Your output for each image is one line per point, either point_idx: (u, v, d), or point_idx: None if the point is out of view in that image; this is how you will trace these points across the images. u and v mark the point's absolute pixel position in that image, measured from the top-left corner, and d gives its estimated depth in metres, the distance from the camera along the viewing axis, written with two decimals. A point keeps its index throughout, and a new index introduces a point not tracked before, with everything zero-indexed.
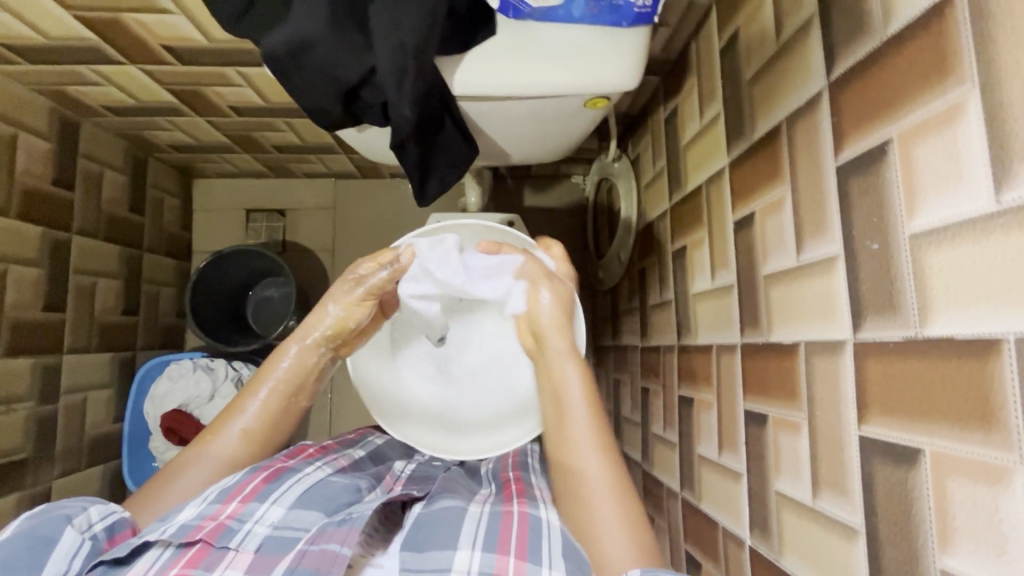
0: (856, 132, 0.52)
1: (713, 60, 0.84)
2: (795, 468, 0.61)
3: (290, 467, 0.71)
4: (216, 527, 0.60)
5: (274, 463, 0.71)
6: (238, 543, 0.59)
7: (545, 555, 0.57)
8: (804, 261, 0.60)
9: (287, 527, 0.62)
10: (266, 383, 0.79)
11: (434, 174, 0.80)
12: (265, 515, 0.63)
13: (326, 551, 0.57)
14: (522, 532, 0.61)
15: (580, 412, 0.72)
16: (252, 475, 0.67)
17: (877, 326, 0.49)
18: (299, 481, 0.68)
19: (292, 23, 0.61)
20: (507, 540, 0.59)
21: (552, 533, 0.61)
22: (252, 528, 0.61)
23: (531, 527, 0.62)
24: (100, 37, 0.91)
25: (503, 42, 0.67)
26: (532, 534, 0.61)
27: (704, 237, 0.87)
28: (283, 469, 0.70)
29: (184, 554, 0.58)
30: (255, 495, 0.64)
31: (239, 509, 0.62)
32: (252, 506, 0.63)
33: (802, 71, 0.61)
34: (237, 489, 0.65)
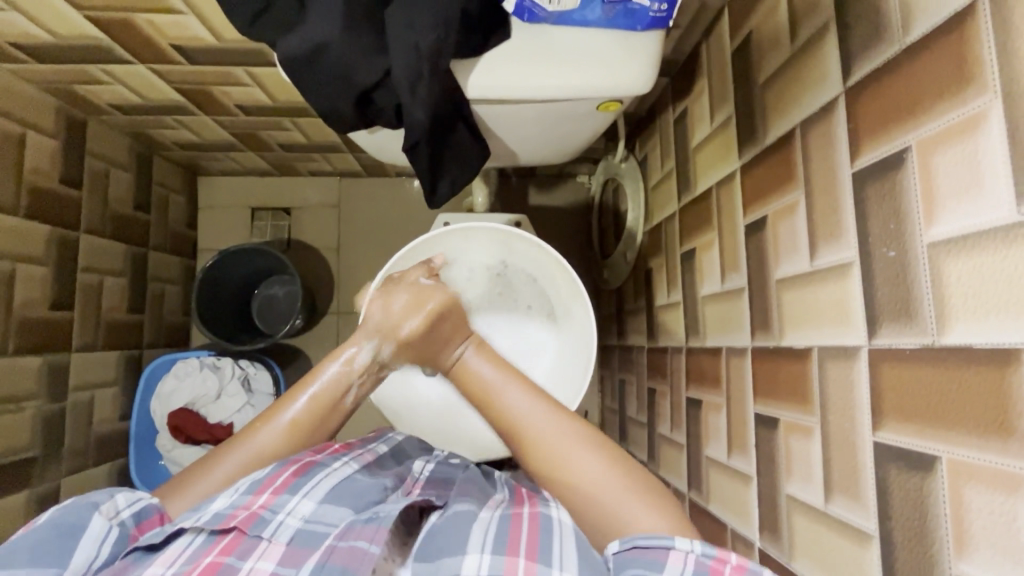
0: (873, 139, 0.52)
1: (725, 62, 0.84)
2: (806, 472, 0.61)
3: (319, 462, 0.71)
4: (249, 516, 0.59)
5: (304, 456, 0.70)
6: (271, 534, 0.58)
7: (555, 558, 0.54)
8: (818, 266, 0.60)
9: (317, 521, 0.62)
10: (311, 387, 0.73)
11: (445, 176, 0.79)
12: (296, 508, 0.62)
13: (355, 549, 0.56)
14: (532, 531, 0.58)
15: (533, 413, 0.67)
16: (284, 467, 0.67)
17: (893, 333, 0.49)
18: (328, 477, 0.68)
19: (308, 26, 0.61)
20: (516, 541, 0.56)
21: (562, 533, 0.59)
22: (284, 519, 0.60)
23: (542, 526, 0.60)
24: (109, 37, 0.91)
25: (518, 45, 0.67)
26: (543, 533, 0.58)
27: (714, 240, 0.87)
28: (313, 463, 0.69)
29: (217, 541, 0.57)
30: (288, 487, 0.64)
31: (271, 500, 0.62)
32: (284, 498, 0.62)
33: (818, 76, 0.61)
34: (269, 480, 0.64)
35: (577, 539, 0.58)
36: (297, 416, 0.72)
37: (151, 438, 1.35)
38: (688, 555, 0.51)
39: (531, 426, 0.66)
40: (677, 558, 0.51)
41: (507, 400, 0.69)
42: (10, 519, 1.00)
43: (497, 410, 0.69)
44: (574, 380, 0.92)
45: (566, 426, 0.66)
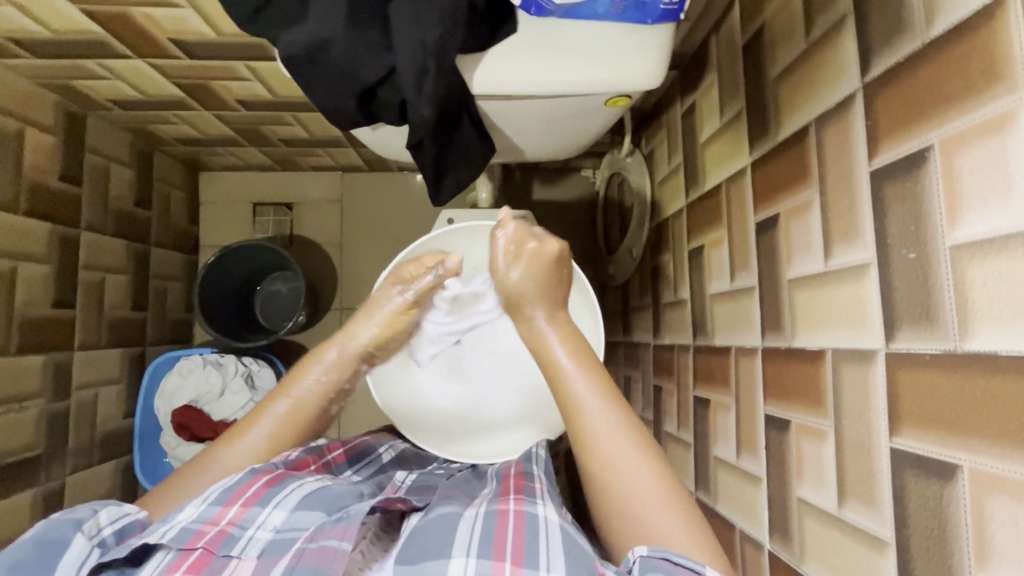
0: (891, 138, 0.50)
1: (735, 55, 0.82)
2: (819, 476, 0.61)
3: (292, 472, 0.71)
4: (216, 534, 0.59)
5: (276, 467, 0.70)
6: (240, 551, 0.58)
7: (541, 560, 0.55)
8: (833, 267, 0.59)
9: (288, 529, 0.62)
10: (290, 393, 0.75)
11: (449, 174, 0.78)
12: (267, 520, 0.62)
13: (325, 548, 0.56)
14: (516, 531, 0.59)
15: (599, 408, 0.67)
16: (253, 477, 0.67)
17: (912, 337, 0.48)
18: (300, 486, 0.68)
19: (309, 21, 0.59)
20: (502, 545, 0.57)
21: (549, 531, 0.59)
22: (254, 534, 0.60)
23: (528, 525, 0.60)
24: (107, 31, 0.89)
25: (524, 40, 0.66)
26: (528, 535, 0.59)
27: (723, 237, 0.86)
28: (285, 474, 0.69)
29: (184, 559, 0.57)
30: (257, 500, 0.64)
31: (240, 514, 0.62)
32: (254, 512, 0.63)
33: (834, 71, 0.59)
34: (238, 493, 0.64)
35: (561, 539, 0.58)
36: (277, 425, 0.74)
37: (156, 435, 1.35)
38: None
39: (593, 419, 0.66)
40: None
41: (575, 386, 0.68)
42: (16, 518, 1.00)
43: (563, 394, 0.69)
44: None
45: (627, 428, 0.65)
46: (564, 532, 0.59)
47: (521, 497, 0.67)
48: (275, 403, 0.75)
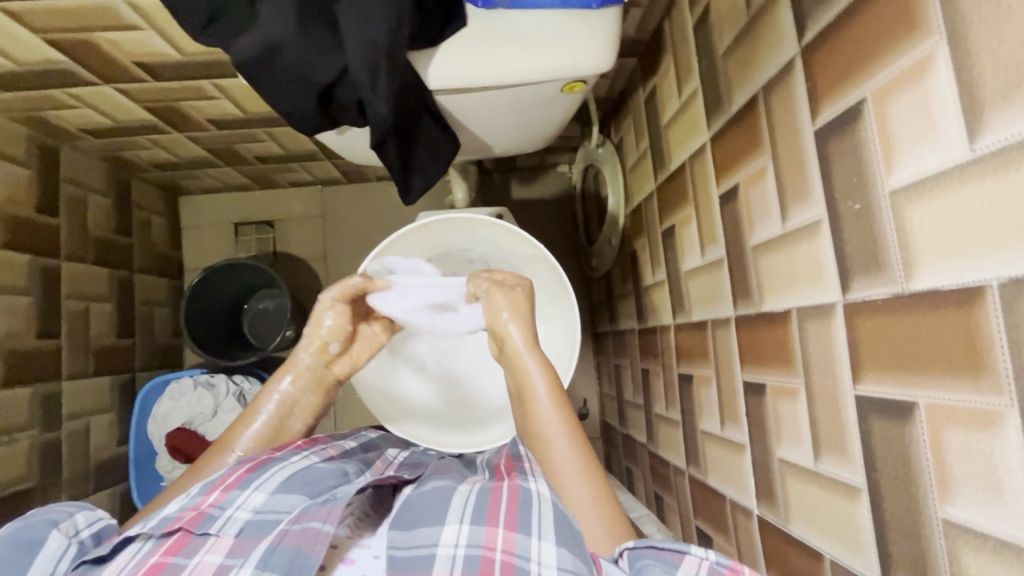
0: (829, 96, 0.52)
1: (687, 35, 0.83)
2: (796, 434, 0.61)
3: (276, 458, 0.71)
4: (195, 516, 0.60)
5: (260, 456, 0.71)
6: (218, 529, 0.59)
7: (535, 526, 0.59)
8: (790, 227, 0.60)
9: (268, 511, 0.62)
10: (266, 409, 0.79)
11: (416, 169, 0.79)
12: (247, 501, 0.63)
13: (308, 529, 0.57)
14: (511, 504, 0.63)
15: (545, 404, 0.73)
16: (235, 467, 0.67)
17: (865, 286, 0.49)
18: (283, 468, 0.68)
19: (260, 28, 0.61)
20: (495, 512, 0.62)
21: (541, 503, 0.62)
22: (233, 514, 0.61)
23: (520, 498, 0.63)
24: (71, 59, 0.90)
25: (475, 32, 0.67)
26: (521, 507, 0.62)
27: (691, 214, 0.87)
28: (268, 460, 0.70)
29: (164, 543, 0.58)
30: (238, 484, 0.64)
31: (220, 497, 0.62)
32: (234, 494, 0.63)
33: (775, 38, 0.61)
34: (220, 481, 0.65)
35: (555, 508, 0.61)
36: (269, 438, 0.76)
37: (152, 460, 1.34)
38: (702, 561, 0.57)
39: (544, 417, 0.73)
40: (692, 563, 0.57)
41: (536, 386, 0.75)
42: None
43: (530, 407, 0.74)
44: (563, 362, 0.93)
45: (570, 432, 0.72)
46: (554, 505, 0.62)
47: (515, 474, 0.69)
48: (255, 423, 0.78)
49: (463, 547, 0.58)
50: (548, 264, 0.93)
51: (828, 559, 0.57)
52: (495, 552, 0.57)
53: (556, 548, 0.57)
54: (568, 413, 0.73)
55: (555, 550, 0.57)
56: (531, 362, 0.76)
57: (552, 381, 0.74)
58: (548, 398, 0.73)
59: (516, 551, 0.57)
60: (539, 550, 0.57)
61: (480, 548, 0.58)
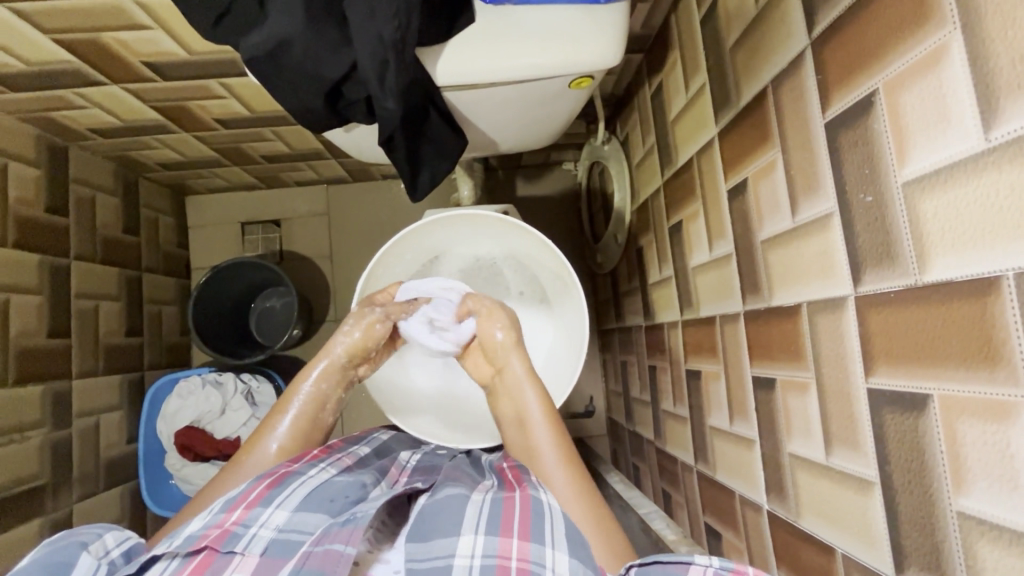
0: (840, 88, 0.52)
1: (694, 31, 0.83)
2: (806, 427, 0.61)
3: (295, 472, 0.70)
4: (221, 534, 0.60)
5: (278, 469, 0.70)
6: (243, 548, 0.59)
7: (548, 536, 0.60)
8: (800, 221, 0.60)
9: (292, 530, 0.63)
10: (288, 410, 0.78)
11: (425, 166, 0.79)
12: (269, 519, 0.63)
13: (330, 552, 0.57)
14: (524, 514, 0.63)
15: (537, 420, 0.76)
16: (255, 483, 0.67)
17: (877, 278, 0.49)
18: (304, 484, 0.68)
19: (268, 25, 0.61)
20: (509, 524, 0.62)
21: (554, 514, 0.63)
22: (257, 532, 0.61)
23: (533, 509, 0.64)
24: (80, 59, 0.91)
25: (482, 28, 0.67)
26: (534, 518, 0.62)
27: (699, 209, 0.87)
28: (288, 474, 0.69)
29: (190, 562, 0.58)
30: (260, 501, 0.64)
31: (243, 515, 0.62)
32: (257, 511, 0.63)
33: (783, 32, 0.61)
34: (242, 497, 0.64)
35: (566, 521, 0.62)
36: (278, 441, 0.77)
37: (161, 458, 1.35)
38: (706, 569, 0.57)
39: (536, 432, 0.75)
40: (698, 572, 0.57)
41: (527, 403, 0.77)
42: (24, 549, 1.01)
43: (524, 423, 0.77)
44: (570, 359, 0.92)
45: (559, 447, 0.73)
46: (568, 515, 0.63)
47: (527, 483, 0.70)
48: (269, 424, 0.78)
49: (479, 557, 0.59)
50: (556, 263, 0.93)
51: (839, 553, 0.57)
52: (511, 560, 0.58)
53: (569, 559, 0.58)
54: (559, 429, 0.75)
55: (568, 560, 0.58)
56: (523, 378, 0.79)
57: (544, 398, 0.77)
58: (539, 410, 0.76)
59: (531, 562, 0.58)
60: (553, 559, 0.58)
61: (496, 558, 0.59)
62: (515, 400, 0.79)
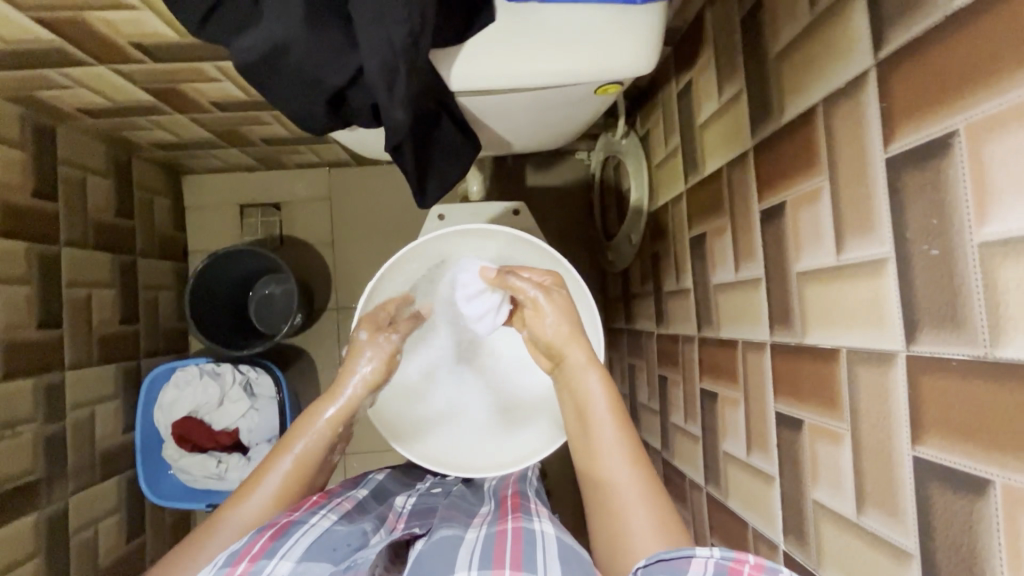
0: (909, 122, 0.46)
1: (733, 30, 0.76)
2: (836, 479, 0.58)
3: (296, 520, 0.68)
4: None
5: (279, 521, 0.68)
6: None
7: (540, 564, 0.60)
8: (846, 261, 0.55)
9: None
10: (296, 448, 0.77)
11: (434, 174, 0.73)
12: (274, 570, 0.60)
13: None
14: (517, 545, 0.63)
15: (603, 415, 0.72)
16: (258, 535, 0.65)
17: (936, 340, 0.44)
18: (306, 533, 0.66)
19: (265, 24, 0.55)
20: (501, 555, 0.61)
21: (544, 543, 0.64)
22: None
23: (525, 539, 0.65)
24: (62, 38, 0.84)
25: (503, 28, 0.61)
26: (527, 546, 0.63)
27: (726, 226, 0.81)
28: (289, 524, 0.67)
29: None
30: (264, 553, 0.62)
31: (248, 567, 0.60)
32: (261, 564, 0.60)
33: (842, 47, 0.54)
34: (245, 551, 0.62)
35: (560, 548, 0.63)
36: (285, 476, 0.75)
37: (158, 449, 1.33)
38: (709, 561, 0.52)
39: (602, 431, 0.71)
40: (698, 565, 0.52)
41: (592, 392, 0.73)
42: (19, 545, 0.99)
43: (589, 420, 0.73)
44: None
45: (630, 451, 0.70)
46: (560, 544, 0.64)
47: (518, 515, 0.70)
48: (278, 462, 0.75)
49: None
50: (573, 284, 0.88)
51: None
52: None
53: None
54: (625, 425, 0.72)
55: None
56: (592, 379, 0.74)
57: (609, 390, 0.73)
58: (606, 409, 0.72)
59: None
60: None
61: None
62: (578, 396, 0.74)
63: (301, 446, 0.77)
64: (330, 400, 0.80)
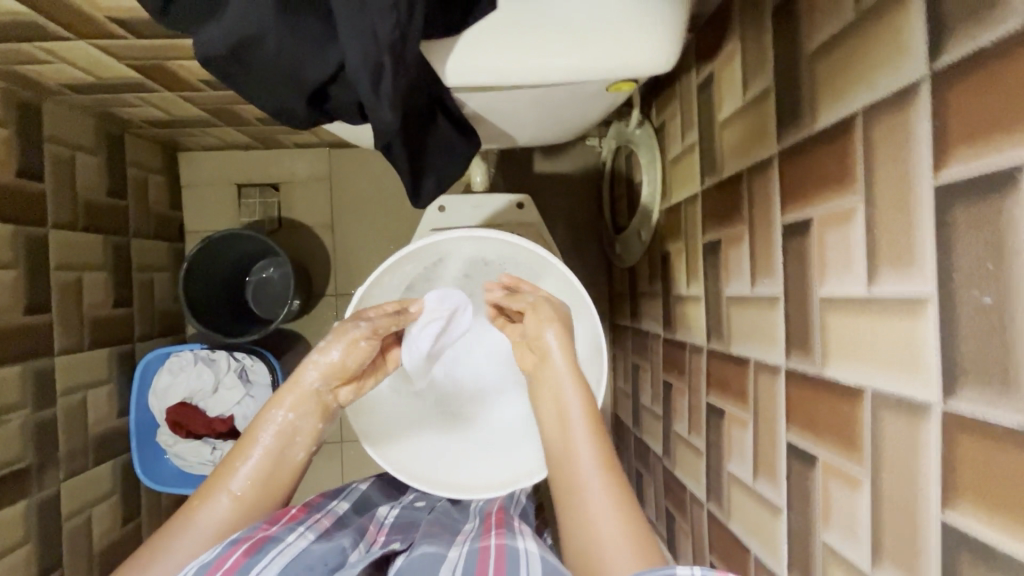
0: (965, 147, 0.40)
1: (765, 18, 0.68)
2: (850, 525, 0.54)
3: (273, 536, 0.65)
4: None
5: (255, 533, 0.66)
6: None
7: None
8: (878, 294, 0.49)
9: None
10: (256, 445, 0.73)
11: (430, 173, 0.67)
12: None
13: None
14: (500, 564, 0.61)
15: (579, 427, 0.72)
16: (232, 548, 0.62)
17: (978, 398, 0.39)
18: (283, 552, 0.63)
19: (234, 14, 0.49)
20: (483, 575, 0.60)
21: (529, 559, 0.61)
22: None
23: (510, 557, 0.62)
24: (35, 12, 0.78)
25: (505, 18, 0.55)
26: (510, 565, 0.61)
27: (744, 235, 0.75)
28: (265, 539, 0.65)
29: None
30: (236, 570, 0.59)
31: None
32: None
33: (889, 52, 0.47)
34: (217, 564, 0.60)
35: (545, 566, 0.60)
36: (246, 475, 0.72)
37: (153, 433, 1.32)
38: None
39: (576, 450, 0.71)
40: None
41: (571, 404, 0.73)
42: (9, 533, 0.98)
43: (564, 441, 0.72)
44: None
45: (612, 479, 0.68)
46: (544, 560, 0.61)
47: (503, 532, 0.68)
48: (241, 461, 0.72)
49: None
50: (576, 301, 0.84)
51: None
52: None
53: None
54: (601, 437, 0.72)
55: None
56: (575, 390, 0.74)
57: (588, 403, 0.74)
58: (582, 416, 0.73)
59: None
60: None
61: None
62: (559, 409, 0.74)
63: (261, 442, 0.73)
64: (291, 387, 0.74)
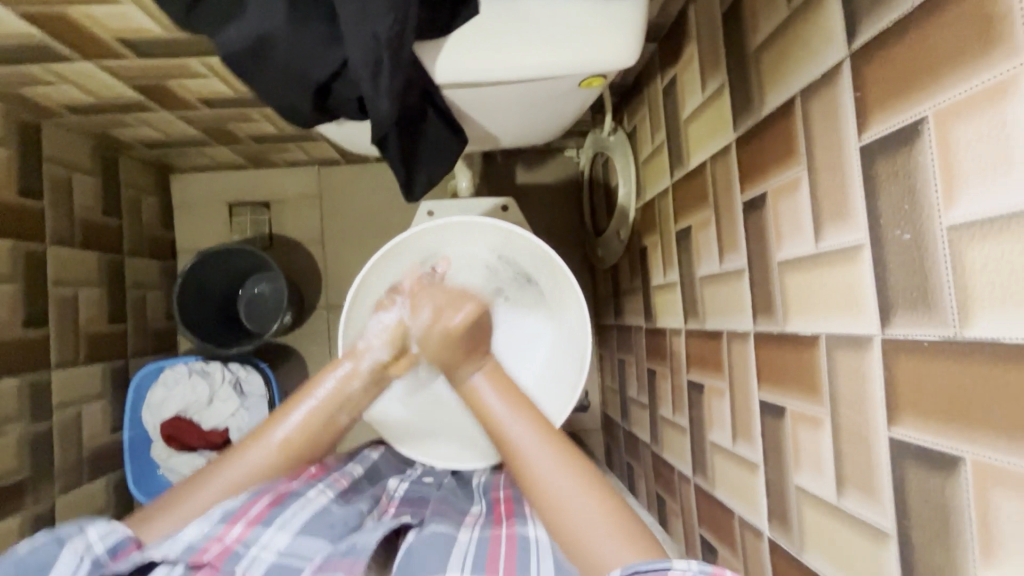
0: (882, 109, 0.47)
1: (717, 24, 0.77)
2: (817, 464, 0.59)
3: (294, 491, 0.74)
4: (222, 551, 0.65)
5: (279, 486, 0.74)
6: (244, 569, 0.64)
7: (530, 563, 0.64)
8: (824, 249, 0.56)
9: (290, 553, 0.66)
10: (305, 404, 0.78)
11: (423, 166, 0.74)
12: (270, 540, 0.67)
13: None
14: (511, 550, 0.67)
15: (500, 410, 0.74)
16: (257, 499, 0.71)
17: (909, 322, 0.46)
18: (302, 508, 0.72)
19: (250, 20, 0.57)
20: (496, 557, 0.66)
21: (538, 549, 0.67)
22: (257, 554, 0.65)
23: (520, 545, 0.68)
24: (47, 34, 0.84)
25: (487, 22, 0.62)
26: (521, 553, 0.67)
27: (711, 218, 0.82)
28: (287, 493, 0.73)
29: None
30: (261, 519, 0.68)
31: (244, 533, 0.67)
32: (257, 531, 0.67)
33: (816, 41, 0.56)
34: (242, 512, 0.69)
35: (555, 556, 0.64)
36: (291, 432, 0.77)
37: (147, 448, 1.33)
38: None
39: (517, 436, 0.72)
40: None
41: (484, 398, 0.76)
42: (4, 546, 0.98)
43: (504, 433, 0.73)
44: (569, 382, 0.90)
45: (562, 453, 0.70)
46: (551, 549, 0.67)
47: (512, 522, 0.75)
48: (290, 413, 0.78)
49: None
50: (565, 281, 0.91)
51: None
52: None
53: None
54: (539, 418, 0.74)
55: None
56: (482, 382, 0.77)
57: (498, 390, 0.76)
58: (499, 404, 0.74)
59: None
60: None
61: None
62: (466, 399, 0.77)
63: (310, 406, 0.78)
64: (332, 370, 0.79)
